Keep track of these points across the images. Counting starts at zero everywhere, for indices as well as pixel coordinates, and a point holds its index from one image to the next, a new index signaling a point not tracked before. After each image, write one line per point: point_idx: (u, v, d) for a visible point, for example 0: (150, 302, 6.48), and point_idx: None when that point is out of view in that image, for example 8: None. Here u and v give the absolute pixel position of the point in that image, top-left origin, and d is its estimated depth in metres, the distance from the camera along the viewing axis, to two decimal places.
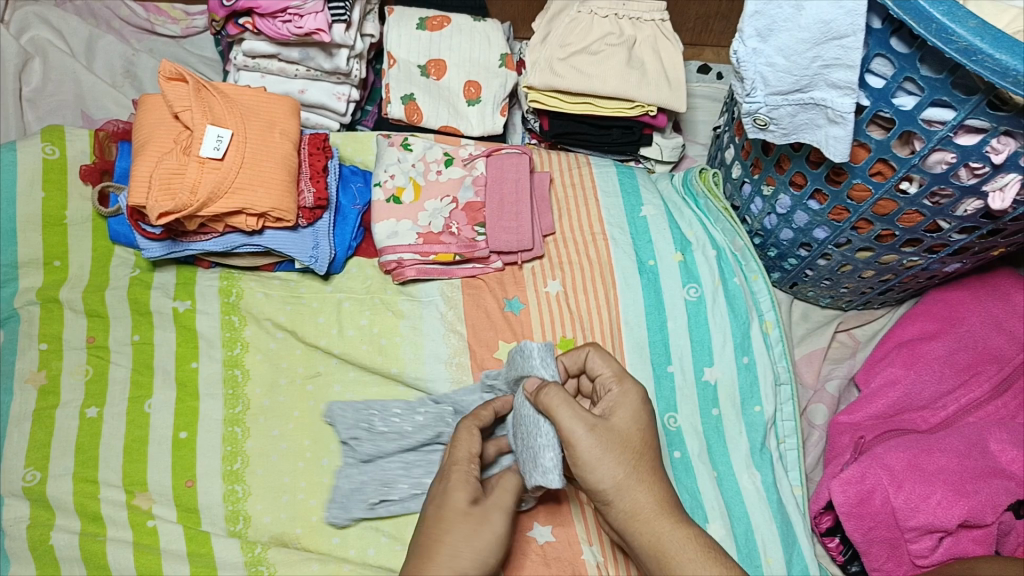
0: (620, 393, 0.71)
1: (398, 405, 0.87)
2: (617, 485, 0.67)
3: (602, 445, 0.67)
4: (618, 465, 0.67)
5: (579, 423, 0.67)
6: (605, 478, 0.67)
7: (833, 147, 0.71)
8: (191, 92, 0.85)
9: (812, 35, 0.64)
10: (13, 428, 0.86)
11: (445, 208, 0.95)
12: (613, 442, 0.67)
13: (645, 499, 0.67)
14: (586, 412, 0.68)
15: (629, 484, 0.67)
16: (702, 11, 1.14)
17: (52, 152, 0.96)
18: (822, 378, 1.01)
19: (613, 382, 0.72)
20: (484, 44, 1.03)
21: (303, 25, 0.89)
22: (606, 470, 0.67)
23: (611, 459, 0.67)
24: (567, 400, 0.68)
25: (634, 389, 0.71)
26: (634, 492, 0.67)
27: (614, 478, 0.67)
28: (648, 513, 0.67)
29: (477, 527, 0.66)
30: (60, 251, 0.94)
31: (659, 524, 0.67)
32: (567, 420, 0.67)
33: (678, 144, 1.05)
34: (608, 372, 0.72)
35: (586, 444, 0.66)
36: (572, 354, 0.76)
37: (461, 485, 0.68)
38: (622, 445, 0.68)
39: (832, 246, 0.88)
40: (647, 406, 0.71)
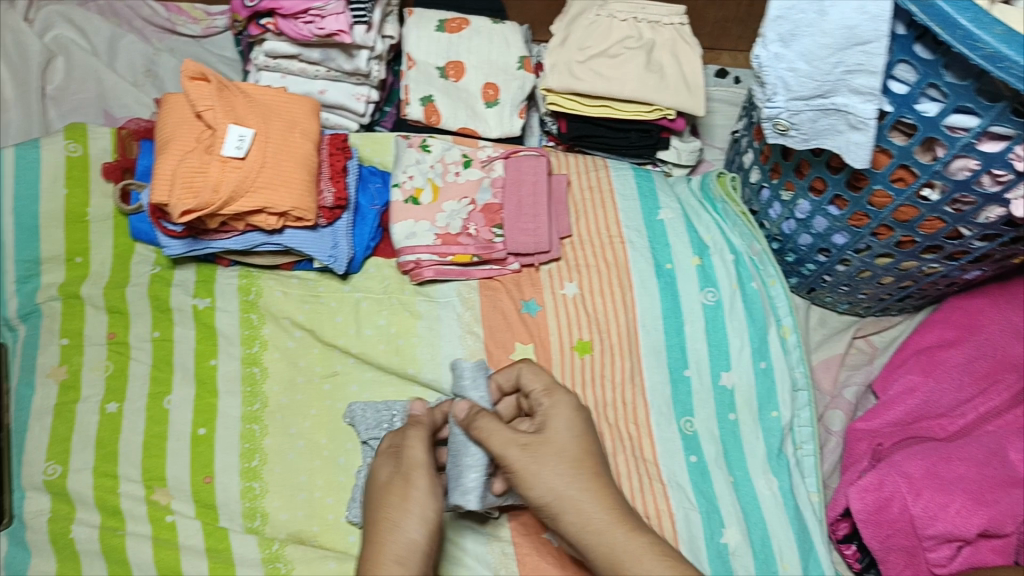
0: (549, 402, 0.74)
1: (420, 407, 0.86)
2: (558, 496, 0.69)
3: (536, 461, 0.69)
4: (556, 476, 0.69)
5: (510, 444, 0.70)
6: (544, 493, 0.69)
7: (854, 154, 0.70)
8: (213, 91, 0.86)
9: (835, 41, 0.64)
10: (34, 422, 0.87)
11: (463, 210, 0.95)
12: (548, 455, 0.70)
13: (592, 507, 0.69)
14: (518, 433, 0.71)
15: (571, 494, 0.69)
16: (720, 15, 1.13)
17: (74, 150, 0.96)
18: (839, 385, 1.00)
19: (544, 396, 0.75)
20: (503, 46, 1.03)
21: (324, 26, 0.90)
22: (545, 485, 0.69)
23: (548, 472, 0.69)
24: (498, 424, 0.71)
25: (564, 399, 0.74)
26: (577, 501, 0.69)
27: (554, 490, 0.69)
28: (598, 524, 0.69)
29: (406, 493, 0.71)
30: (81, 248, 0.94)
31: (612, 534, 0.69)
32: (498, 443, 0.70)
33: (695, 148, 1.05)
34: (539, 387, 0.75)
35: (521, 462, 0.69)
36: (506, 371, 0.78)
37: (387, 466, 0.75)
38: (557, 458, 0.70)
39: (851, 252, 0.88)
40: (580, 414, 0.74)
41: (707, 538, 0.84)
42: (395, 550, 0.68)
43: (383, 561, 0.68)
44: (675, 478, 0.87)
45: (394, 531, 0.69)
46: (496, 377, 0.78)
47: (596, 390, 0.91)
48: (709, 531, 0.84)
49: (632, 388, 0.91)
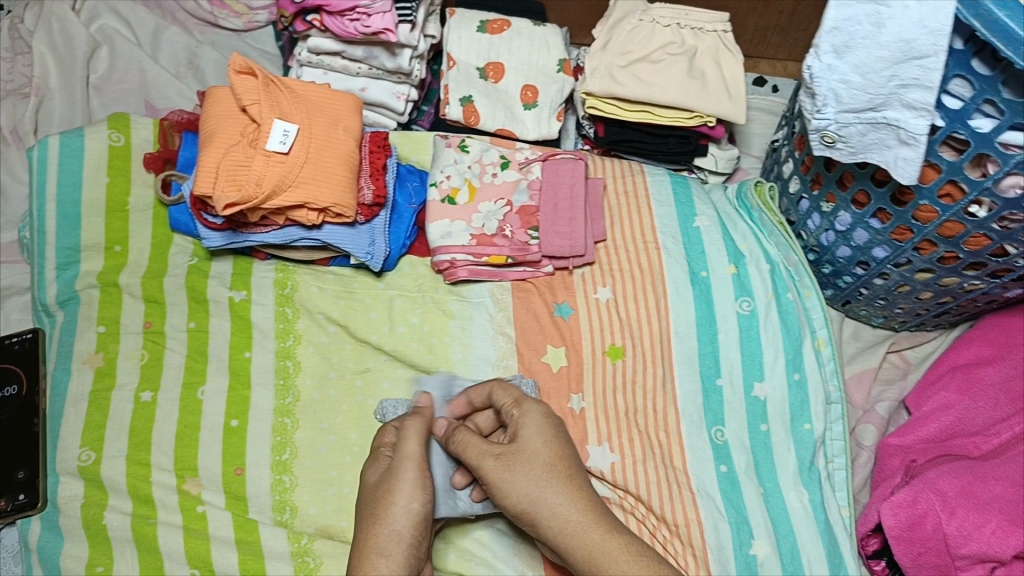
0: (517, 409, 0.74)
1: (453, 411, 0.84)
2: (532, 502, 0.69)
3: (508, 469, 0.70)
4: (530, 482, 0.69)
5: (484, 455, 0.70)
6: (519, 499, 0.69)
7: (901, 169, 0.70)
8: (260, 87, 0.87)
9: (892, 54, 0.64)
10: (70, 408, 0.88)
11: (499, 210, 0.95)
12: (520, 462, 0.70)
13: (567, 509, 0.69)
14: (493, 444, 0.71)
15: (543, 498, 0.69)
16: (761, 23, 1.13)
17: (117, 139, 0.97)
18: (872, 399, 1.00)
19: (512, 407, 0.74)
20: (543, 49, 1.03)
21: (370, 24, 0.90)
22: (519, 491, 0.69)
23: (522, 478, 0.69)
24: (473, 436, 0.72)
25: (533, 408, 0.74)
26: (553, 506, 0.69)
27: (527, 496, 0.69)
28: (575, 527, 0.69)
29: (393, 486, 0.71)
30: (121, 237, 0.95)
31: (590, 536, 0.69)
32: (474, 454, 0.71)
33: (733, 156, 1.05)
34: (507, 399, 0.75)
35: (494, 471, 0.70)
36: (477, 388, 0.78)
37: (373, 463, 0.75)
38: (529, 464, 0.70)
39: (891, 266, 0.87)
40: (552, 420, 0.73)
41: (735, 548, 0.83)
42: (383, 543, 0.69)
43: (371, 554, 0.68)
44: (704, 487, 0.86)
45: (381, 523, 0.69)
46: (465, 395, 0.79)
47: (627, 396, 0.91)
48: (738, 541, 0.84)
49: (663, 395, 0.91)
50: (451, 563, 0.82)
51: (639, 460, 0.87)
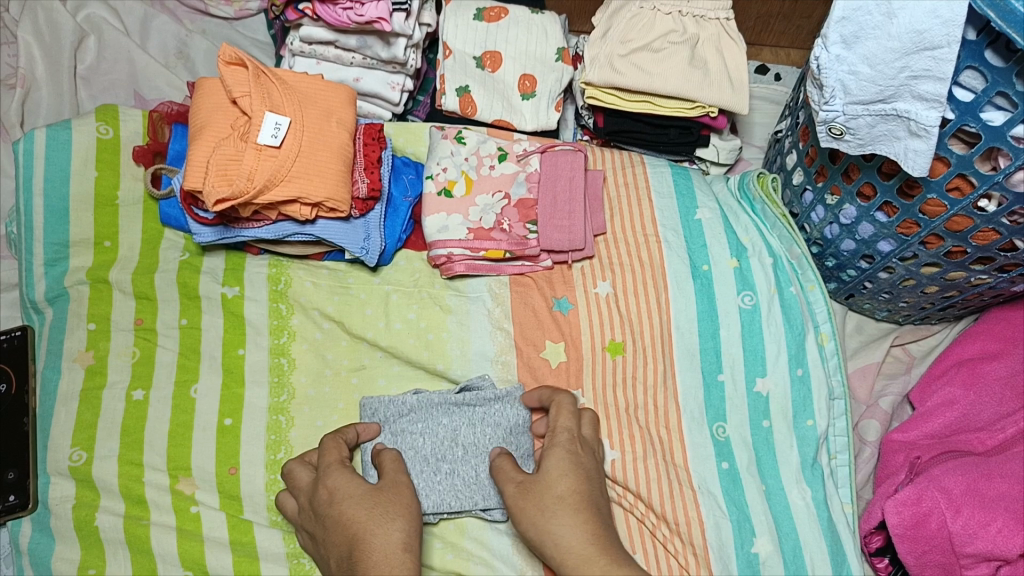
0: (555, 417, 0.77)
1: (442, 414, 0.82)
2: (537, 529, 0.68)
3: (522, 497, 0.70)
4: (538, 511, 0.69)
5: (506, 481, 0.72)
6: (527, 526, 0.69)
7: (912, 161, 0.68)
8: (250, 78, 0.85)
9: (903, 45, 0.62)
10: (60, 407, 0.87)
11: (496, 204, 0.93)
12: (535, 491, 0.70)
13: (569, 540, 0.67)
14: (519, 472, 0.73)
15: (547, 526, 0.68)
16: (763, 10, 1.10)
17: (105, 132, 0.95)
18: (875, 394, 0.99)
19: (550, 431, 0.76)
20: (542, 37, 1.01)
21: (363, 13, 0.88)
22: (527, 518, 0.69)
23: (531, 508, 0.69)
24: (507, 462, 0.74)
25: (562, 437, 0.74)
26: (556, 536, 0.67)
27: (535, 525, 0.69)
28: (577, 557, 0.66)
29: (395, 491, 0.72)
30: (111, 232, 0.93)
31: (588, 569, 0.66)
32: (500, 479, 0.73)
33: (735, 147, 1.03)
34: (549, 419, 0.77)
35: (512, 497, 0.71)
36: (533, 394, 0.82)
37: (345, 475, 0.73)
38: (541, 496, 0.69)
39: (896, 260, 0.86)
40: (576, 456, 0.73)
41: (737, 547, 0.82)
42: (407, 538, 0.68)
43: (396, 548, 0.66)
44: (705, 485, 0.85)
45: (401, 520, 0.69)
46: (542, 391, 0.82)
47: (627, 393, 0.89)
48: (740, 540, 0.82)
49: (664, 392, 0.89)
50: (449, 562, 0.80)
51: (639, 458, 0.85)
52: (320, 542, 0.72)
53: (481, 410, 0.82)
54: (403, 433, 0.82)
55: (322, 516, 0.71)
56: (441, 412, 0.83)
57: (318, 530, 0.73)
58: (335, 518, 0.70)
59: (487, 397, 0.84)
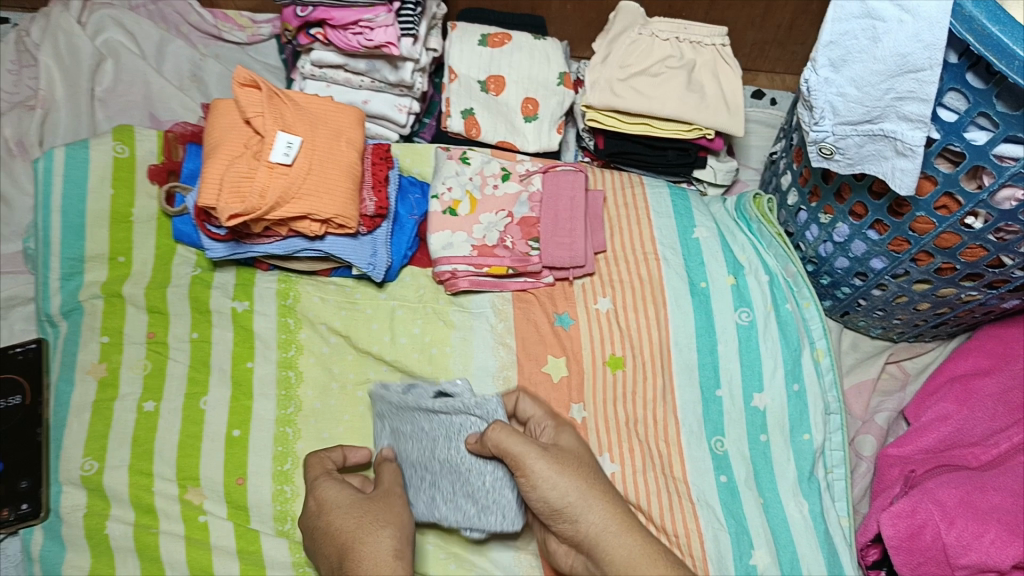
0: (556, 427, 0.77)
1: (424, 420, 0.81)
2: (582, 495, 0.67)
3: (558, 463, 0.69)
4: (577, 476, 0.69)
5: (532, 446, 0.69)
6: (567, 492, 0.67)
7: (899, 180, 0.72)
8: (264, 99, 0.87)
9: (887, 68, 0.65)
10: (72, 418, 0.88)
11: (500, 222, 0.96)
12: (567, 460, 0.70)
13: (611, 508, 0.68)
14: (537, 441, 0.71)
15: (591, 493, 0.68)
16: (759, 37, 1.16)
17: (122, 151, 0.98)
18: (870, 410, 1.01)
19: (547, 420, 0.78)
20: (544, 62, 1.04)
21: (373, 38, 0.92)
22: (569, 483, 0.68)
23: (569, 472, 0.68)
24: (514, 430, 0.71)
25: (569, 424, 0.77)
26: (599, 501, 0.68)
27: (575, 490, 0.67)
28: (619, 522, 0.67)
29: (386, 503, 0.73)
30: (125, 248, 0.95)
31: (629, 535, 0.66)
32: (519, 443, 0.69)
33: (732, 168, 1.06)
34: (539, 412, 0.79)
35: (543, 463, 0.68)
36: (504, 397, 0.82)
37: (336, 487, 0.74)
38: (576, 463, 0.70)
39: (889, 277, 0.88)
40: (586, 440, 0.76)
41: (735, 558, 0.83)
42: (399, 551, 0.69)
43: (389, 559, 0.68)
44: (704, 498, 0.86)
45: (389, 528, 0.70)
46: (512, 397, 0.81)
47: (626, 407, 0.91)
48: (738, 552, 0.84)
49: (663, 406, 0.91)
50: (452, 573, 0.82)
51: (639, 471, 0.87)
52: (315, 554, 0.73)
53: (457, 422, 0.79)
54: (399, 435, 0.82)
55: (314, 529, 0.73)
56: (421, 417, 0.81)
57: (311, 543, 0.74)
58: (325, 531, 0.71)
59: (461, 408, 0.79)
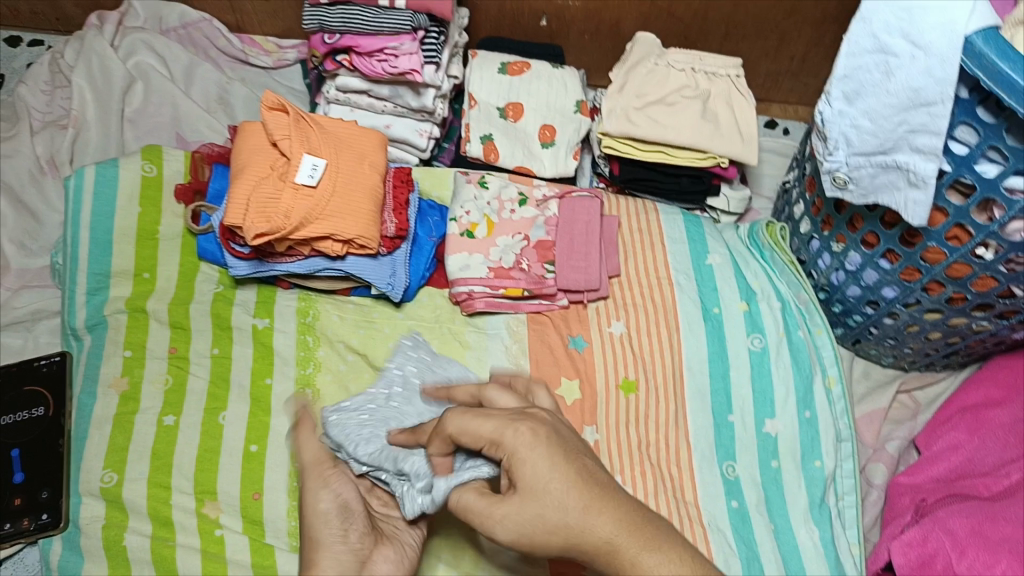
0: (508, 459, 0.59)
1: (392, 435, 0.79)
2: (569, 548, 0.58)
3: (523, 532, 0.59)
4: (548, 534, 0.58)
5: (492, 525, 0.60)
6: (552, 551, 0.59)
7: (912, 211, 0.73)
8: (291, 122, 0.90)
9: (900, 101, 0.68)
10: (93, 430, 0.89)
11: (517, 244, 0.98)
12: (529, 518, 0.58)
13: (600, 546, 0.57)
14: (494, 506, 0.60)
15: (575, 542, 0.57)
16: (772, 68, 1.19)
17: (150, 170, 1.01)
18: (881, 439, 1.01)
19: (496, 445, 0.60)
20: (562, 90, 1.07)
21: (397, 65, 0.94)
22: (548, 544, 0.58)
23: (540, 530, 0.58)
24: (471, 501, 0.62)
25: (515, 441, 0.59)
26: (585, 547, 0.57)
27: (557, 548, 0.58)
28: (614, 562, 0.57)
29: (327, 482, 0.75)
30: (150, 264, 0.98)
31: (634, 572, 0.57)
32: (480, 525, 0.61)
33: (745, 197, 1.07)
34: (483, 435, 0.60)
35: (511, 538, 0.59)
36: (434, 439, 0.64)
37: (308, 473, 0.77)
38: (540, 519, 0.57)
39: (900, 306, 0.89)
40: (547, 451, 0.58)
41: None
42: (346, 557, 0.71)
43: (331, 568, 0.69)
44: (715, 523, 0.87)
45: (337, 545, 0.71)
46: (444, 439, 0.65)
47: (639, 430, 0.91)
48: None
49: (675, 430, 0.92)
50: None
51: (650, 495, 0.87)
52: None
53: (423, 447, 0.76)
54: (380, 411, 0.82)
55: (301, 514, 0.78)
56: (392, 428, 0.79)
57: None
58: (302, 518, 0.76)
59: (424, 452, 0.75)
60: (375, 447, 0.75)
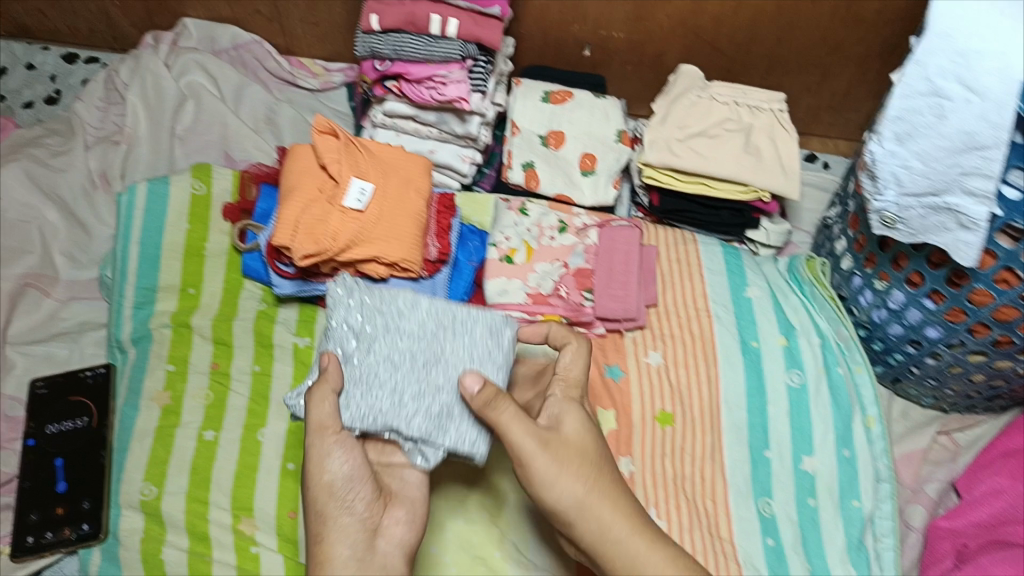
0: (566, 405, 0.74)
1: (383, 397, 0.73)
2: (578, 504, 0.69)
3: (558, 463, 0.69)
4: (576, 481, 0.69)
5: (530, 437, 0.69)
6: (566, 496, 0.68)
7: (963, 253, 0.73)
8: (341, 147, 0.92)
9: (954, 144, 0.67)
10: (135, 442, 0.91)
11: (555, 271, 1.00)
12: (564, 456, 0.69)
13: (611, 516, 0.69)
14: (540, 430, 0.70)
15: (590, 502, 0.69)
16: (813, 102, 1.19)
17: (199, 188, 1.03)
18: (920, 480, 0.99)
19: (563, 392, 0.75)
20: (603, 120, 1.08)
21: (446, 93, 0.96)
22: (568, 487, 0.68)
23: (569, 473, 0.69)
24: (519, 416, 0.70)
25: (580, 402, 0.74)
26: (598, 510, 0.69)
27: (575, 497, 0.68)
28: (617, 533, 0.69)
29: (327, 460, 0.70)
30: (195, 280, 0.99)
31: (633, 543, 0.69)
32: (521, 433, 0.69)
33: (785, 230, 1.07)
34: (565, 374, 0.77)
35: (544, 461, 0.68)
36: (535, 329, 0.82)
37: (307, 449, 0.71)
38: (577, 462, 0.69)
39: (943, 347, 0.88)
40: (595, 425, 0.74)
41: None
42: (354, 527, 0.69)
43: (340, 540, 0.67)
44: (750, 560, 0.86)
45: (349, 518, 0.69)
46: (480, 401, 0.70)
47: (675, 462, 0.91)
48: None
49: (712, 464, 0.91)
50: None
51: (685, 530, 0.87)
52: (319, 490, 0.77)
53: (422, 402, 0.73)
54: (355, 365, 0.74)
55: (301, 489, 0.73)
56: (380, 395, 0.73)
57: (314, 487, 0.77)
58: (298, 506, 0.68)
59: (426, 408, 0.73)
60: (368, 408, 0.72)
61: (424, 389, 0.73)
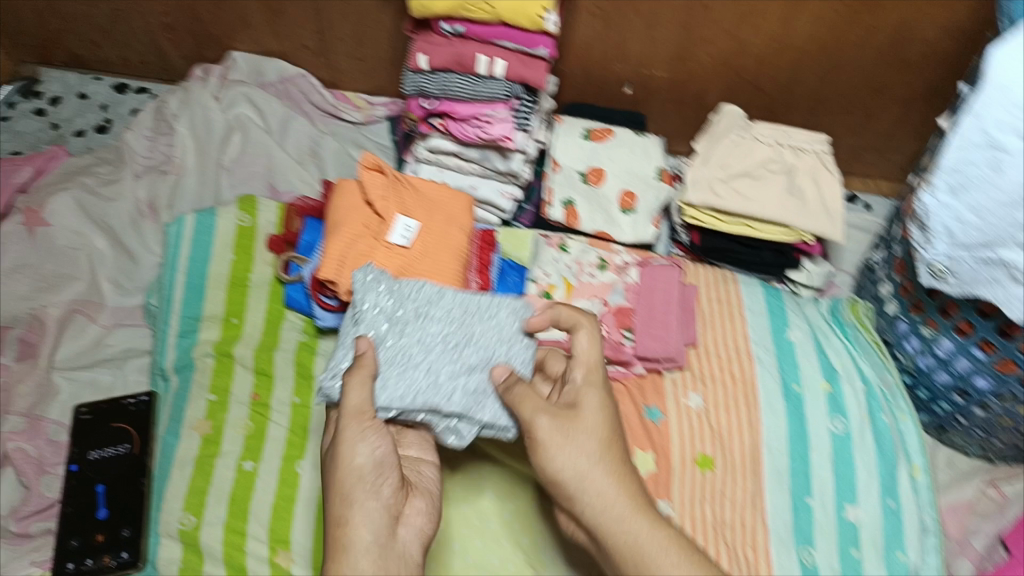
0: (583, 384, 0.76)
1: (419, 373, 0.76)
2: (579, 476, 0.72)
3: (563, 435, 0.72)
4: (580, 453, 0.72)
5: (539, 411, 0.73)
6: (567, 467, 0.72)
7: (1014, 307, 0.71)
8: (387, 184, 0.93)
9: (1009, 198, 0.67)
10: (175, 471, 0.91)
11: (596, 308, 1.00)
12: (572, 431, 0.73)
13: (611, 492, 0.72)
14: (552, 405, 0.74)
15: (589, 474, 0.72)
16: (856, 142, 1.18)
17: (245, 220, 1.05)
18: (967, 532, 0.97)
19: (582, 369, 0.77)
20: (643, 157, 1.08)
21: (491, 131, 0.97)
22: (569, 459, 0.72)
23: (573, 445, 0.72)
24: (531, 393, 0.74)
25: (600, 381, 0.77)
26: (600, 487, 0.72)
27: (575, 467, 0.72)
28: (618, 511, 0.71)
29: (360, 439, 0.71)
30: (238, 310, 1.00)
31: (634, 523, 0.71)
32: (530, 408, 0.73)
33: (826, 272, 1.06)
34: (586, 353, 0.78)
35: (548, 430, 0.72)
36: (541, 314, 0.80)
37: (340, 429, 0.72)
38: (585, 437, 0.73)
39: (992, 398, 0.87)
40: (611, 404, 0.76)
41: None
42: (379, 512, 0.68)
43: (364, 524, 0.67)
44: None
45: (371, 501, 0.68)
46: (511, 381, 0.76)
47: (715, 506, 0.89)
48: None
49: (753, 510, 0.90)
50: None
51: None
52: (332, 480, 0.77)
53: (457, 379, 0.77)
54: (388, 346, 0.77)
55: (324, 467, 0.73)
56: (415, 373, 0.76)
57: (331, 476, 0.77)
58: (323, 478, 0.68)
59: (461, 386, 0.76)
60: (405, 389, 0.75)
61: (459, 367, 0.77)
